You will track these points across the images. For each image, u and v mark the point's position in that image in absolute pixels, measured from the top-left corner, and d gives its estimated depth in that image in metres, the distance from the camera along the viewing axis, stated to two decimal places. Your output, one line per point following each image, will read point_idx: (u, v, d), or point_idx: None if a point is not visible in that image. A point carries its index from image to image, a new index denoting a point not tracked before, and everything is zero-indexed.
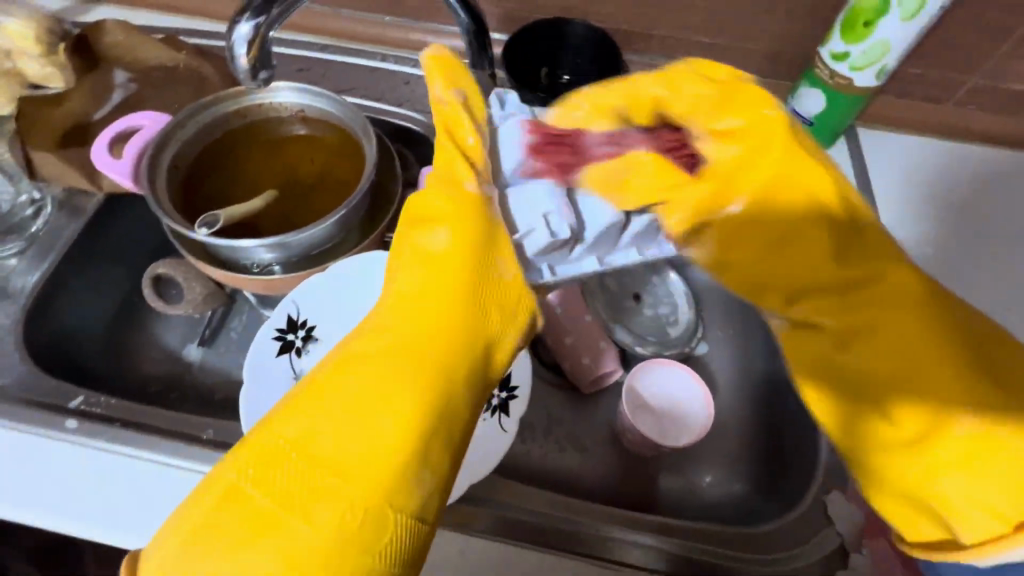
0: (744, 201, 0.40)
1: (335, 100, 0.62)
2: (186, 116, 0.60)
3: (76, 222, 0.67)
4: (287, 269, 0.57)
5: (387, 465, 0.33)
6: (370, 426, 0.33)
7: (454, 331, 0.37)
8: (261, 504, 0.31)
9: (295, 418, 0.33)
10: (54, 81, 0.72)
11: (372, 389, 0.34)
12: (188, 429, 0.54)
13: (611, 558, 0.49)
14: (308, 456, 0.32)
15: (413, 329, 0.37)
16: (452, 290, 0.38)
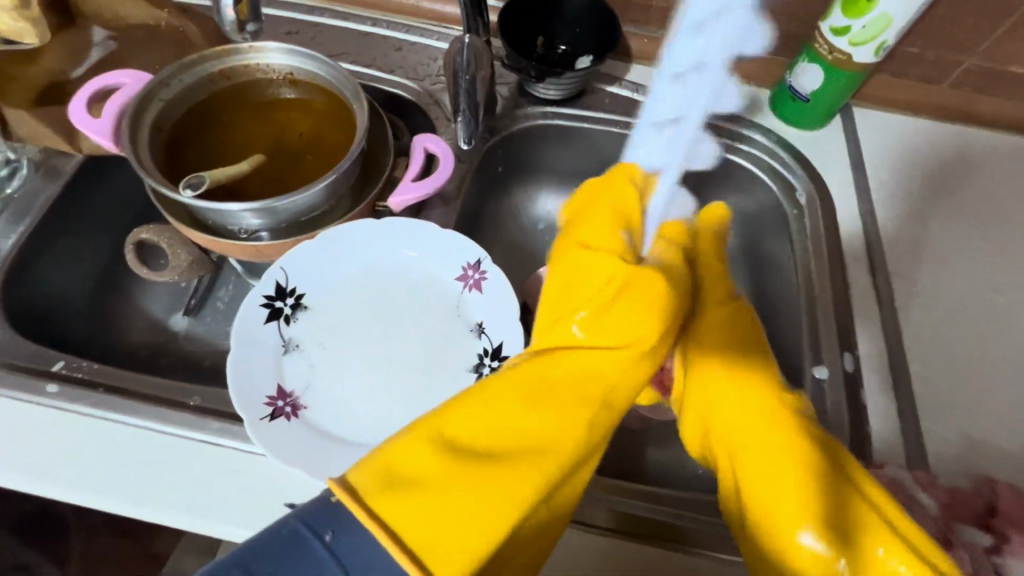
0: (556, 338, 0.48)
1: (324, 61, 0.59)
2: (170, 74, 0.58)
3: (54, 184, 0.64)
4: (275, 236, 0.56)
5: (548, 450, 0.39)
6: (531, 420, 0.40)
7: (622, 377, 0.44)
8: (451, 480, 0.36)
9: (469, 417, 0.40)
10: (31, 37, 0.67)
11: (551, 404, 0.41)
12: (172, 395, 0.52)
13: (600, 524, 0.51)
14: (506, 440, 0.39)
15: (580, 367, 0.43)
16: (632, 326, 0.44)
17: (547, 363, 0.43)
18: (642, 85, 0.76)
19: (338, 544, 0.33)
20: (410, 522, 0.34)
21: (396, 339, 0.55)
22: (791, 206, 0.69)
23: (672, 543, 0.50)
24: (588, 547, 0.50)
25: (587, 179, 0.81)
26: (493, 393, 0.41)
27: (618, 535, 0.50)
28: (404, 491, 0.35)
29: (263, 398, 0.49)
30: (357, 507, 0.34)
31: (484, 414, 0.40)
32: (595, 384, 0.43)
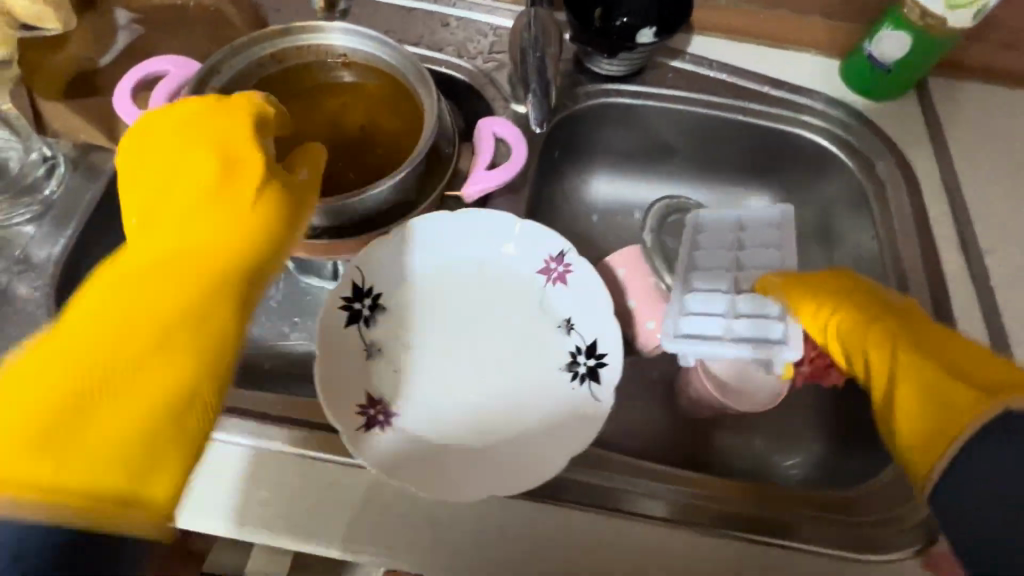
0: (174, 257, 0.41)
1: (385, 42, 0.55)
2: (222, 58, 0.53)
3: (94, 183, 0.59)
4: (345, 233, 0.52)
5: (115, 356, 0.35)
6: (98, 330, 0.35)
7: (172, 289, 0.38)
8: (136, 433, 0.34)
9: (60, 339, 0.35)
10: (49, 22, 0.61)
11: (97, 336, 0.35)
12: (251, 405, 0.48)
13: (703, 524, 0.48)
14: (88, 393, 0.34)
15: (223, 281, 0.41)
16: (220, 223, 0.42)
17: (190, 228, 0.41)
18: (705, 57, 0.72)
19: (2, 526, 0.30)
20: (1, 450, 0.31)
21: (481, 339, 0.52)
22: (872, 184, 0.65)
23: (790, 541, 0.47)
24: (703, 551, 0.47)
25: (644, 159, 0.77)
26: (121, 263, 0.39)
27: (722, 534, 0.48)
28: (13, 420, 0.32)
29: (354, 406, 0.46)
30: None
31: (52, 352, 0.34)
32: (162, 301, 0.38)
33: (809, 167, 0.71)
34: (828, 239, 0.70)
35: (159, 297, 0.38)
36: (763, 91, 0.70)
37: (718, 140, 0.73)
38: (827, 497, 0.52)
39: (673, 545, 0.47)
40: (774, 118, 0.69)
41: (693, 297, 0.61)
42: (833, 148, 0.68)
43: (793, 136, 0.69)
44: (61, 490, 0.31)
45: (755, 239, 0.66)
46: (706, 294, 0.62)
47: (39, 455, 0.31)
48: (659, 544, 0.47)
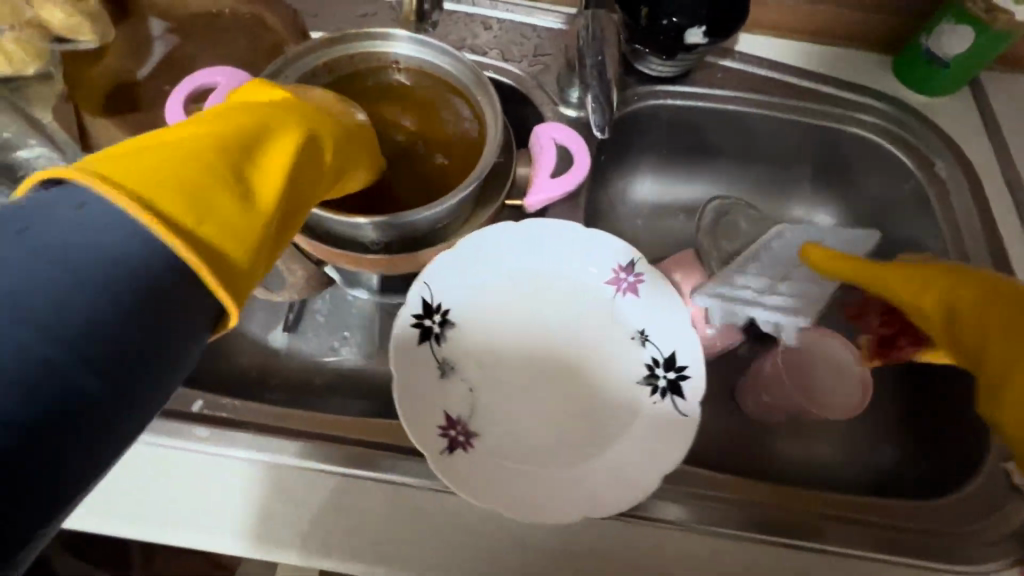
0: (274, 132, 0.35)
1: (442, 48, 0.53)
2: (276, 69, 0.51)
3: None
4: (411, 248, 0.51)
5: (232, 149, 0.31)
6: (200, 146, 0.30)
7: (287, 165, 0.34)
8: (210, 189, 0.29)
9: (163, 140, 0.30)
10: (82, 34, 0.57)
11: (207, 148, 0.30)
12: (330, 431, 0.48)
13: (797, 539, 0.47)
14: (201, 163, 0.29)
15: (305, 175, 0.36)
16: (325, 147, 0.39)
17: (275, 112, 0.36)
18: (752, 56, 0.70)
19: (69, 216, 0.24)
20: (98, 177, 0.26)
21: (554, 352, 0.51)
22: (931, 184, 0.65)
23: (882, 554, 0.47)
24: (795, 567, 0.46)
25: (692, 160, 0.75)
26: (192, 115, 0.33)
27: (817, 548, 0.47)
28: (122, 170, 0.26)
29: (435, 429, 0.45)
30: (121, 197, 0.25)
31: (162, 142, 0.30)
32: (265, 136, 0.34)
33: (864, 165, 0.69)
34: (883, 239, 0.69)
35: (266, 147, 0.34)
36: (814, 89, 0.69)
37: (769, 140, 0.71)
38: (923, 505, 0.50)
39: (766, 561, 0.46)
40: (827, 117, 0.68)
41: (741, 268, 0.62)
42: (887, 147, 0.67)
43: (847, 135, 0.68)
44: (166, 216, 0.26)
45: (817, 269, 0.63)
46: (756, 274, 0.62)
47: (184, 201, 0.27)
48: (752, 560, 0.46)
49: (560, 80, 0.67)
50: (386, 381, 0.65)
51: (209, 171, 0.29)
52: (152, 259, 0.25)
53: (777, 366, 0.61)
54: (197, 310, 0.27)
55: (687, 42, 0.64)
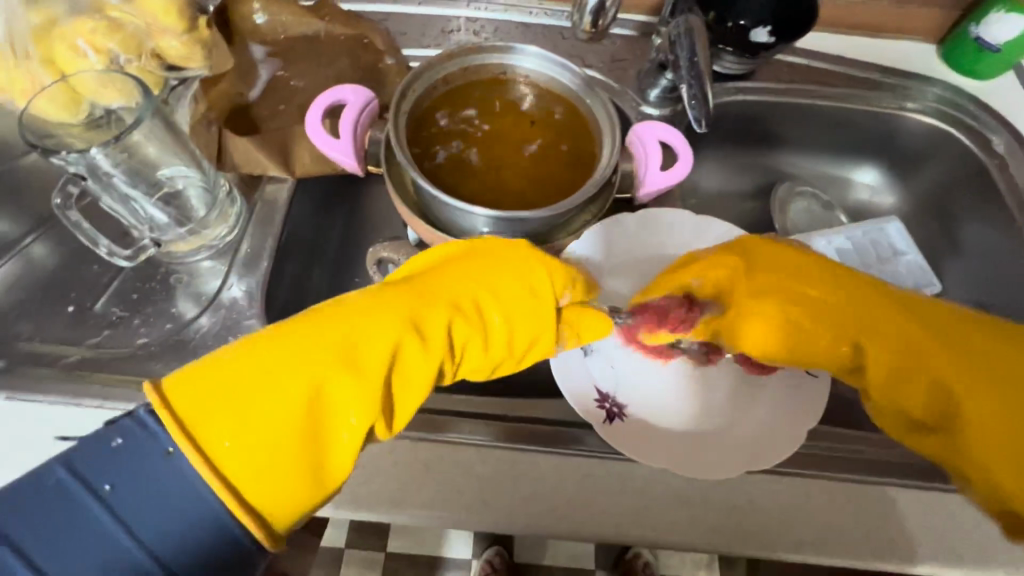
0: (453, 354, 0.44)
1: (552, 58, 0.59)
2: (407, 85, 0.56)
3: (275, 213, 0.63)
4: (541, 241, 0.56)
5: (330, 394, 0.39)
6: (326, 378, 0.39)
7: (440, 366, 0.43)
8: (287, 429, 0.37)
9: (303, 368, 0.39)
10: (195, 62, 0.61)
11: (329, 391, 0.39)
12: (485, 410, 0.50)
13: (937, 484, 0.50)
14: (301, 414, 0.38)
15: (398, 398, 0.42)
16: (469, 350, 0.45)
17: (425, 341, 0.43)
18: (813, 51, 0.75)
19: (168, 462, 0.36)
20: (220, 435, 0.36)
21: None
22: (991, 159, 0.70)
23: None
24: (942, 513, 0.49)
25: (760, 149, 0.80)
26: (378, 329, 0.42)
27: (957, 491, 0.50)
28: (209, 406, 0.37)
29: (594, 402, 0.49)
30: (165, 414, 0.36)
31: (296, 377, 0.39)
32: (424, 353, 0.42)
33: (925, 144, 0.75)
34: (947, 213, 0.74)
35: (375, 370, 0.41)
36: (872, 77, 0.75)
37: (832, 126, 0.77)
38: None
39: (910, 507, 0.49)
40: (887, 105, 0.74)
41: (827, 235, 0.71)
42: (946, 128, 0.73)
43: (906, 120, 0.74)
44: (239, 501, 0.36)
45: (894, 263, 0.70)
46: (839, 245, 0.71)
47: (252, 470, 0.36)
48: (898, 506, 0.49)
49: (641, 82, 0.72)
50: None
51: (295, 424, 0.38)
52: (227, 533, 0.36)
53: None
54: (227, 536, 0.36)
55: (753, 43, 0.68)
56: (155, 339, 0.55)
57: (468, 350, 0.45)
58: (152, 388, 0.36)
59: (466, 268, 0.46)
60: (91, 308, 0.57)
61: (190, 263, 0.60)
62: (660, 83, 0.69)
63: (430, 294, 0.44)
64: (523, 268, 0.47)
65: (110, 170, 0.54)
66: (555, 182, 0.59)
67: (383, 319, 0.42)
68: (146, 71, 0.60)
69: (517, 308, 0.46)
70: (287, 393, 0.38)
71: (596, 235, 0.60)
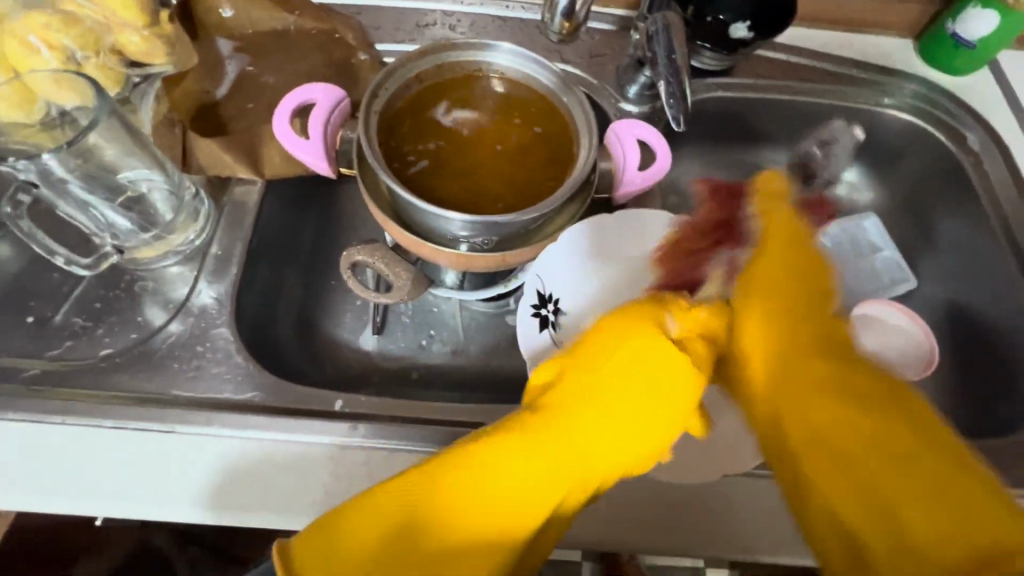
0: (584, 464, 0.39)
1: (528, 55, 0.57)
2: (379, 83, 0.55)
3: (246, 216, 0.61)
4: (518, 244, 0.55)
5: (495, 520, 0.38)
6: (488, 496, 0.38)
7: (602, 463, 0.40)
8: (387, 559, 0.37)
9: (439, 489, 0.38)
10: (158, 59, 0.57)
11: (445, 521, 0.37)
12: (461, 417, 0.51)
13: None
14: (457, 528, 0.37)
15: (621, 466, 0.40)
16: (614, 454, 0.39)
17: (586, 451, 0.39)
18: (792, 46, 0.75)
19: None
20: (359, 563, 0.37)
21: None
22: (966, 156, 0.71)
23: None
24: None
25: (739, 145, 0.80)
26: (501, 459, 0.38)
27: None
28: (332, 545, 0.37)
29: None
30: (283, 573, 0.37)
31: (421, 502, 0.38)
32: (591, 459, 0.39)
33: (902, 140, 0.75)
34: (924, 208, 0.75)
35: (514, 497, 0.38)
36: (850, 73, 0.74)
37: (810, 122, 0.76)
38: (1008, 442, 0.54)
39: None
40: (863, 100, 0.74)
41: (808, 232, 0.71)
42: (921, 124, 0.73)
43: (883, 116, 0.74)
44: None
45: (869, 259, 0.71)
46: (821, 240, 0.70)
47: None
48: None
49: (620, 78, 0.71)
50: (473, 377, 0.66)
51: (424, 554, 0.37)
52: None
53: (845, 322, 0.64)
54: None
55: (733, 39, 0.68)
56: (120, 350, 0.53)
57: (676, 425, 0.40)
58: (275, 544, 0.38)
59: (597, 357, 0.40)
60: (52, 318, 0.55)
61: (157, 269, 0.59)
62: (638, 79, 0.68)
63: (554, 404, 0.40)
64: (655, 357, 0.39)
65: (65, 176, 0.52)
66: (533, 183, 0.58)
67: (520, 433, 0.39)
68: (109, 69, 0.57)
69: (655, 396, 0.39)
70: (398, 514, 0.38)
71: (585, 229, 0.58)
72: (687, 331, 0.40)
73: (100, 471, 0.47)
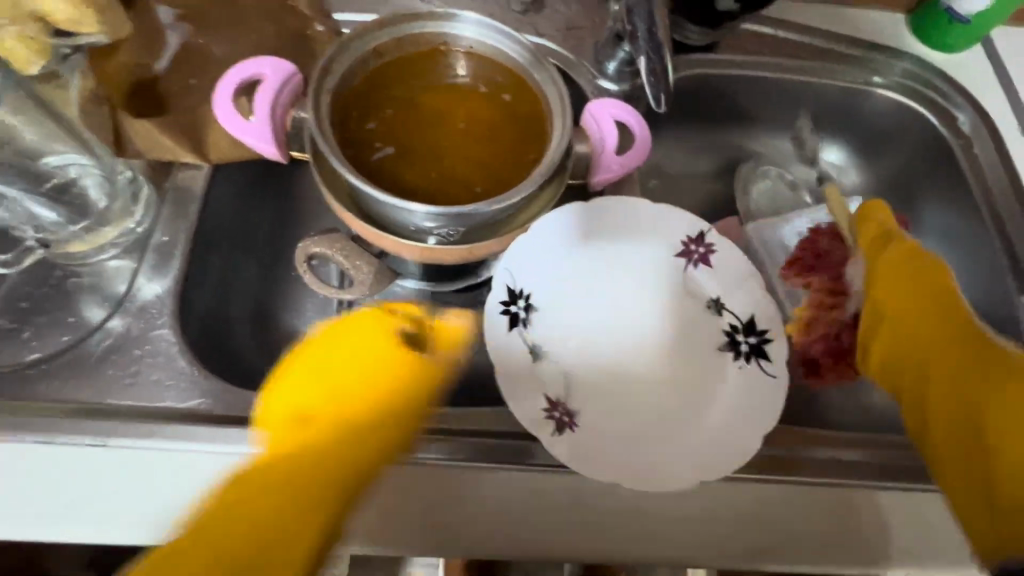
0: (313, 468, 0.37)
1: (496, 26, 0.52)
2: (330, 58, 0.49)
3: (190, 204, 0.56)
4: (488, 235, 0.51)
5: (303, 511, 0.36)
6: (302, 485, 0.36)
7: (346, 459, 0.38)
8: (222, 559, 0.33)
9: (267, 477, 0.36)
10: (90, 27, 0.45)
11: (280, 512, 0.35)
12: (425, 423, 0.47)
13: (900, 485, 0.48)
14: (274, 534, 0.35)
15: (350, 472, 0.38)
16: (324, 459, 0.38)
17: (387, 425, 0.40)
18: (780, 19, 0.70)
19: None
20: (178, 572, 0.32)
21: (636, 317, 0.53)
22: (956, 139, 0.68)
23: None
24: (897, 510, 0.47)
25: (724, 126, 0.76)
26: (330, 436, 0.38)
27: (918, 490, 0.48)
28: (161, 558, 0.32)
29: (542, 412, 0.46)
30: None
31: (250, 493, 0.36)
32: (331, 451, 0.38)
33: (892, 122, 0.72)
34: (911, 194, 0.72)
35: (323, 481, 0.37)
36: (840, 50, 0.71)
37: (798, 102, 0.73)
38: None
39: (871, 511, 0.47)
40: (852, 78, 0.70)
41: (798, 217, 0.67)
42: (910, 103, 0.70)
43: (872, 96, 0.71)
44: None
45: None
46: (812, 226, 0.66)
47: None
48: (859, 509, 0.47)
49: (599, 53, 0.66)
50: None
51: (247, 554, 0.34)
52: None
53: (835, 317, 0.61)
54: None
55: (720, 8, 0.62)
56: (47, 354, 0.48)
57: (392, 418, 0.41)
58: None
59: (320, 350, 0.41)
60: None
61: (94, 262, 0.54)
62: (618, 55, 0.64)
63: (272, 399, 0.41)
64: (365, 346, 0.41)
65: None
66: (503, 168, 0.54)
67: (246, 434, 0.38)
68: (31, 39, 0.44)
69: (362, 385, 0.40)
70: (228, 510, 0.35)
71: (560, 219, 0.53)
72: (408, 323, 0.42)
73: (25, 489, 0.43)
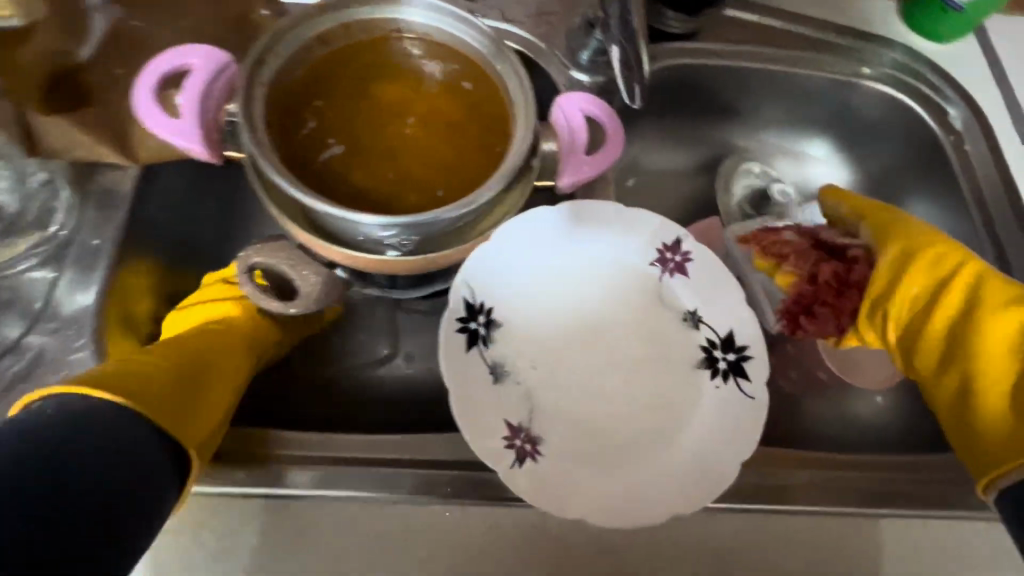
0: (246, 334, 0.48)
1: (453, 12, 0.47)
2: (264, 47, 0.44)
3: (115, 209, 0.50)
4: (445, 243, 0.47)
5: (231, 357, 0.45)
6: (224, 346, 0.45)
7: (252, 337, 0.48)
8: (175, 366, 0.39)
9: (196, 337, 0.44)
10: None
11: (211, 352, 0.43)
12: (376, 450, 0.43)
13: (885, 512, 0.45)
14: (212, 367, 0.42)
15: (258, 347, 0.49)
16: (245, 331, 0.48)
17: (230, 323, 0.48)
18: (766, 5, 0.66)
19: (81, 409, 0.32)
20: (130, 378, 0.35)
21: (607, 331, 0.50)
22: (947, 134, 0.64)
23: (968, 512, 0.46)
24: (878, 536, 0.45)
25: (706, 120, 0.72)
26: (231, 322, 0.48)
27: (904, 515, 0.45)
28: (127, 365, 0.37)
29: (501, 441, 0.42)
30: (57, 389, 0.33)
31: (183, 345, 0.42)
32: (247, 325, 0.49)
33: (882, 115, 0.68)
34: (899, 192, 0.69)
35: (235, 349, 0.46)
36: (828, 37, 0.66)
37: (782, 93, 0.69)
38: None
39: (855, 539, 0.44)
40: (842, 70, 0.66)
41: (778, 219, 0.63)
42: (902, 98, 0.66)
43: (861, 88, 0.67)
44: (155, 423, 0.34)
45: None
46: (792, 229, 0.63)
47: (167, 410, 0.35)
48: (843, 538, 0.44)
49: (571, 41, 0.61)
50: (404, 389, 0.58)
51: (192, 372, 0.40)
52: (160, 457, 0.33)
53: None
54: (164, 478, 0.33)
55: None
56: None
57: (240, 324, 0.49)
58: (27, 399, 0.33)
59: (176, 317, 0.50)
60: None
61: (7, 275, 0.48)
62: (591, 43, 0.59)
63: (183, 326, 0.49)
64: (195, 312, 0.50)
65: None
66: (462, 169, 0.49)
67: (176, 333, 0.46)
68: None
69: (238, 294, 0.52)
70: (167, 352, 0.40)
71: (526, 224, 0.49)
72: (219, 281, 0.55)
73: None
